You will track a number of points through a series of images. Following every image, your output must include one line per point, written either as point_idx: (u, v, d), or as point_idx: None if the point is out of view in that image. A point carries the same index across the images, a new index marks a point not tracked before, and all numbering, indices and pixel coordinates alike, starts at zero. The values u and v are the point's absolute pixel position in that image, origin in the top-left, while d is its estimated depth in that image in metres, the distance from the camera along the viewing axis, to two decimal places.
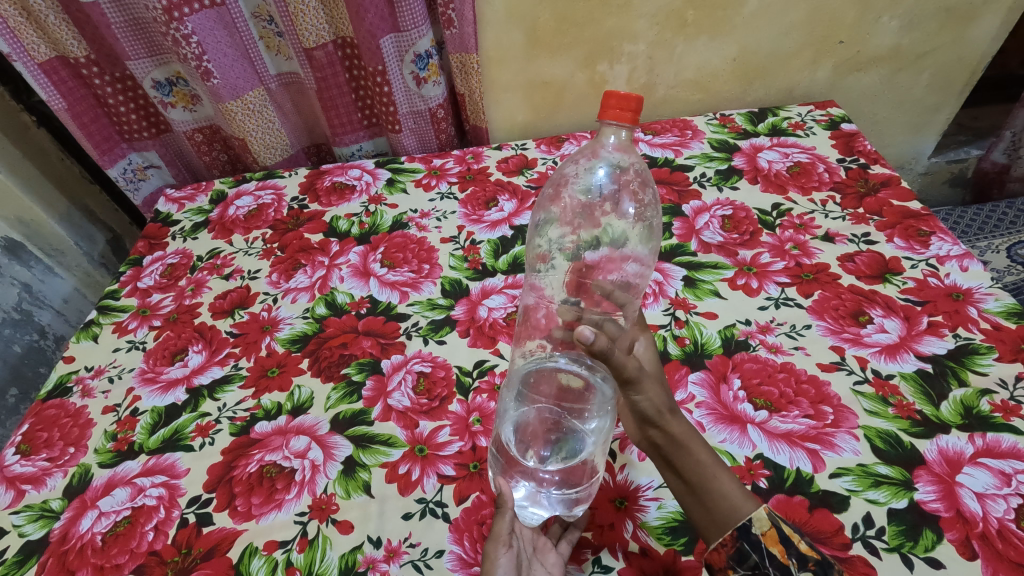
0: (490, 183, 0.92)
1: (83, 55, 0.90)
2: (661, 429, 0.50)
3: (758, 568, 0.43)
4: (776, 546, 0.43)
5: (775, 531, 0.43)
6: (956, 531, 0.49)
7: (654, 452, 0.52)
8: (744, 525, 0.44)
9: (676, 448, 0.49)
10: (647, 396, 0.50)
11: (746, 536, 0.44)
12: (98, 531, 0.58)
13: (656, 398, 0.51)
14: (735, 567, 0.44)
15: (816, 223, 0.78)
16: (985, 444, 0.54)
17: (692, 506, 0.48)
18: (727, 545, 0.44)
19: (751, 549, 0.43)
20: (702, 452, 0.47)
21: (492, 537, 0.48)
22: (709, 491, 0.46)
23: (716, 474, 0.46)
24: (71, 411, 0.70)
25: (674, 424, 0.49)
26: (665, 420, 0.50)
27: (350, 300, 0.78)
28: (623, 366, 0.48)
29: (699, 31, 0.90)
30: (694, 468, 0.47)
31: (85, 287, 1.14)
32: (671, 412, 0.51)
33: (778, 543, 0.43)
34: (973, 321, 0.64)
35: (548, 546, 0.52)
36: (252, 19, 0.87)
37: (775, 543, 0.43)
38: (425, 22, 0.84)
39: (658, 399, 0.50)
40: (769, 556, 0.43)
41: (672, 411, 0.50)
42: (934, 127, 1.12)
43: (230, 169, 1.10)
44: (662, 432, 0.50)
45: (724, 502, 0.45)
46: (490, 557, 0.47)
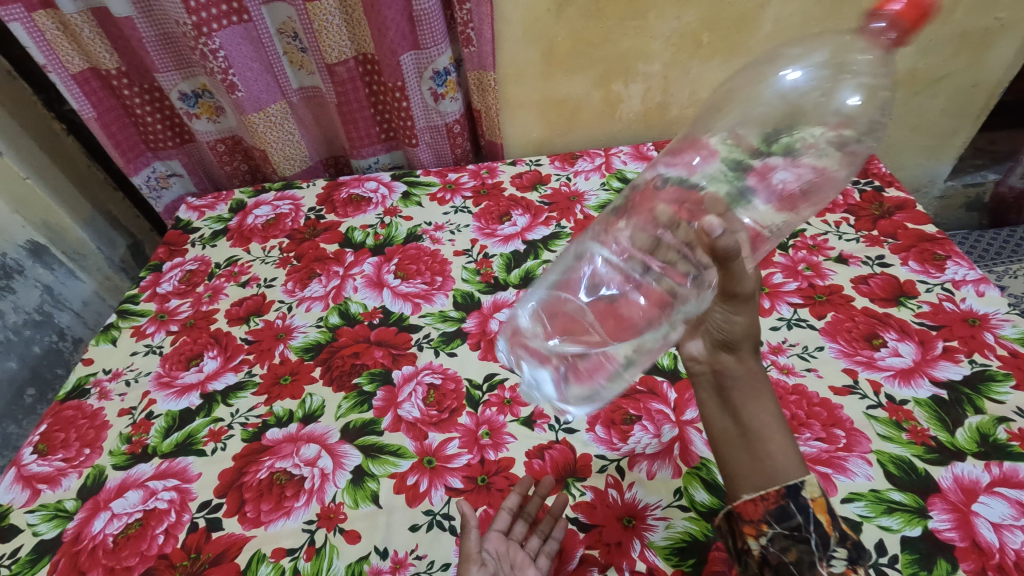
0: (504, 198, 0.93)
1: (114, 67, 0.93)
2: (730, 360, 0.51)
3: (797, 531, 0.42)
4: (823, 514, 0.42)
5: (823, 500, 0.42)
6: (971, 561, 0.48)
7: (710, 382, 0.52)
8: (793, 486, 0.43)
9: (745, 387, 0.49)
10: (743, 321, 0.49)
11: (794, 496, 0.43)
12: (110, 533, 0.60)
13: (743, 330, 0.50)
14: (772, 523, 0.42)
15: (829, 245, 0.77)
16: (1001, 473, 0.53)
17: (734, 451, 0.47)
18: (767, 500, 0.43)
19: (797, 511, 0.42)
20: (769, 401, 0.48)
21: (463, 558, 0.48)
22: (764, 442, 0.46)
23: (776, 433, 0.46)
24: (89, 413, 0.72)
25: (745, 362, 0.50)
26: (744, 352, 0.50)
27: (363, 310, 0.79)
28: (741, 279, 0.47)
29: (713, 53, 0.91)
30: (755, 412, 0.47)
31: (105, 290, 1.16)
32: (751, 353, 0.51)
33: (825, 512, 0.42)
34: (989, 347, 0.63)
35: (526, 560, 0.52)
36: (277, 35, 0.90)
37: (823, 511, 0.42)
38: (445, 40, 0.86)
39: (751, 332, 0.50)
40: (814, 521, 0.42)
41: (755, 353, 0.51)
42: (950, 150, 1.12)
43: (250, 178, 1.12)
44: (734, 364, 0.50)
45: (775, 459, 0.45)
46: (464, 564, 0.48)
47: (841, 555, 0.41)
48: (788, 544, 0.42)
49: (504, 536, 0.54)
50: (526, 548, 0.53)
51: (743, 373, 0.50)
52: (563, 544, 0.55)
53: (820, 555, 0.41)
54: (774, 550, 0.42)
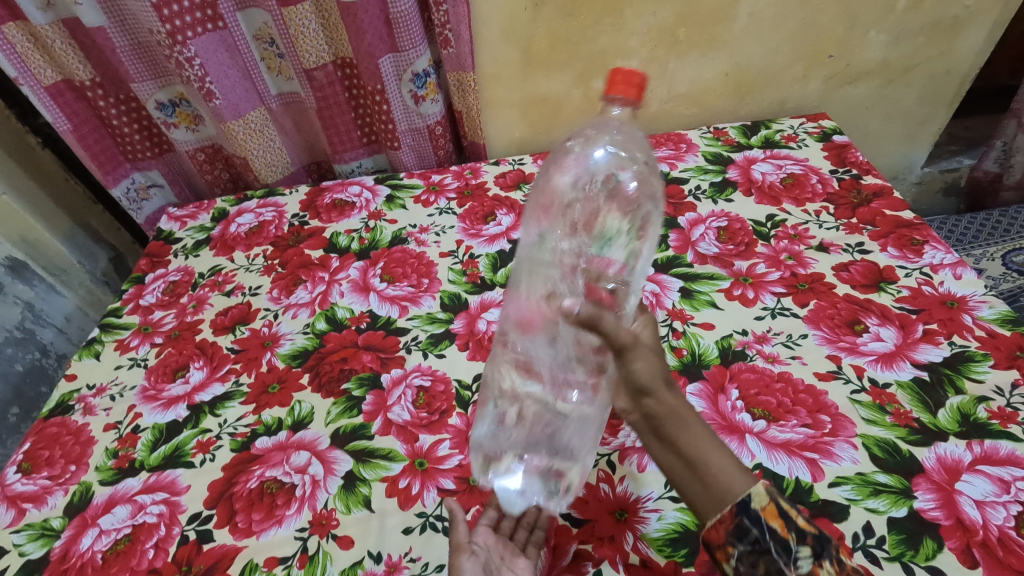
0: (488, 198, 0.93)
1: (88, 78, 0.92)
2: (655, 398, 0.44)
3: (758, 544, 0.38)
4: (776, 520, 0.38)
5: (774, 505, 0.39)
6: (956, 539, 0.49)
7: (643, 425, 0.45)
8: (742, 500, 0.39)
9: (672, 419, 0.43)
10: (643, 362, 0.44)
11: (746, 511, 0.39)
12: (99, 549, 0.59)
13: (652, 364, 0.44)
14: (734, 543, 0.39)
15: (810, 234, 0.78)
16: (983, 451, 0.54)
17: (685, 482, 0.42)
18: (725, 521, 0.40)
19: (751, 524, 0.38)
20: (698, 423, 0.42)
21: (454, 547, 0.50)
22: (706, 466, 0.41)
23: (713, 447, 0.41)
24: (74, 429, 0.71)
25: (670, 393, 0.44)
26: (660, 389, 0.43)
27: (350, 315, 0.79)
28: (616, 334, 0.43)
29: (691, 47, 0.91)
30: (691, 440, 0.42)
31: (88, 305, 1.15)
32: (667, 383, 0.45)
33: (778, 516, 0.38)
34: (968, 328, 0.65)
35: (515, 552, 0.53)
36: (253, 41, 0.89)
37: (775, 518, 0.38)
38: (423, 42, 0.86)
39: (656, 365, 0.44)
40: (770, 530, 0.38)
41: (667, 381, 0.44)
42: (926, 137, 1.14)
43: (232, 187, 1.11)
44: (658, 402, 0.43)
45: (723, 477, 0.40)
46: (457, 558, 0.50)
47: (806, 553, 0.38)
48: (755, 559, 0.38)
49: (493, 531, 0.55)
50: (515, 541, 0.54)
51: (669, 404, 0.43)
52: (557, 540, 0.55)
53: (785, 561, 0.38)
54: (744, 569, 0.39)
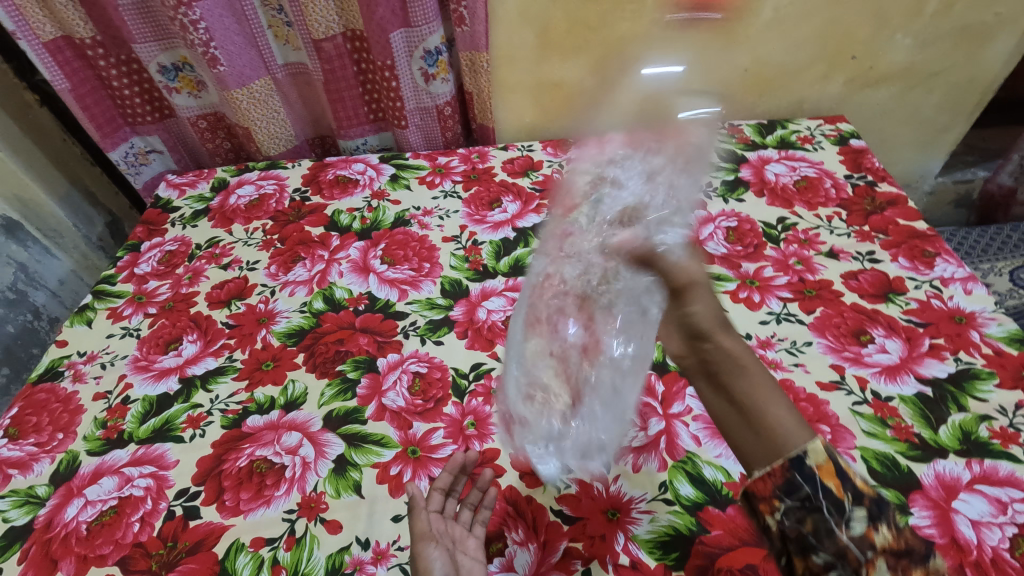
0: (494, 183, 0.92)
1: (89, 36, 0.89)
2: (721, 338, 0.44)
3: (810, 501, 0.37)
4: (832, 479, 0.37)
5: (831, 463, 0.38)
6: (949, 557, 0.49)
7: (697, 372, 0.45)
8: (797, 456, 0.38)
9: (730, 364, 0.43)
10: (701, 306, 0.46)
11: (799, 467, 0.38)
12: (84, 520, 0.58)
13: (709, 309, 0.46)
14: (782, 496, 0.37)
15: (820, 239, 0.77)
16: (982, 470, 0.54)
17: (738, 434, 0.41)
18: (775, 475, 0.38)
19: (804, 481, 0.37)
20: (757, 373, 0.42)
21: (421, 540, 0.49)
22: (763, 416, 0.40)
23: (770, 399, 0.41)
24: (62, 397, 0.69)
25: (728, 339, 0.44)
26: (719, 334, 0.44)
27: (348, 295, 0.77)
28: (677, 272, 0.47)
29: (712, 40, 0.89)
30: (749, 388, 0.41)
31: (83, 269, 1.13)
32: (724, 327, 0.45)
33: (834, 476, 0.37)
34: (975, 345, 0.64)
35: (464, 533, 0.53)
36: (261, 7, 0.86)
37: (832, 477, 0.37)
38: (437, 18, 0.83)
39: (714, 311, 0.45)
40: (824, 489, 0.37)
41: (726, 326, 0.45)
42: (943, 146, 1.12)
43: (233, 157, 1.09)
44: (717, 348, 0.44)
45: (784, 428, 0.39)
46: (422, 556, 0.48)
47: (860, 515, 0.36)
48: (802, 515, 0.37)
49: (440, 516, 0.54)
50: (461, 522, 0.54)
51: (732, 348, 0.44)
52: (547, 536, 0.54)
53: (837, 521, 0.36)
54: (790, 524, 0.37)
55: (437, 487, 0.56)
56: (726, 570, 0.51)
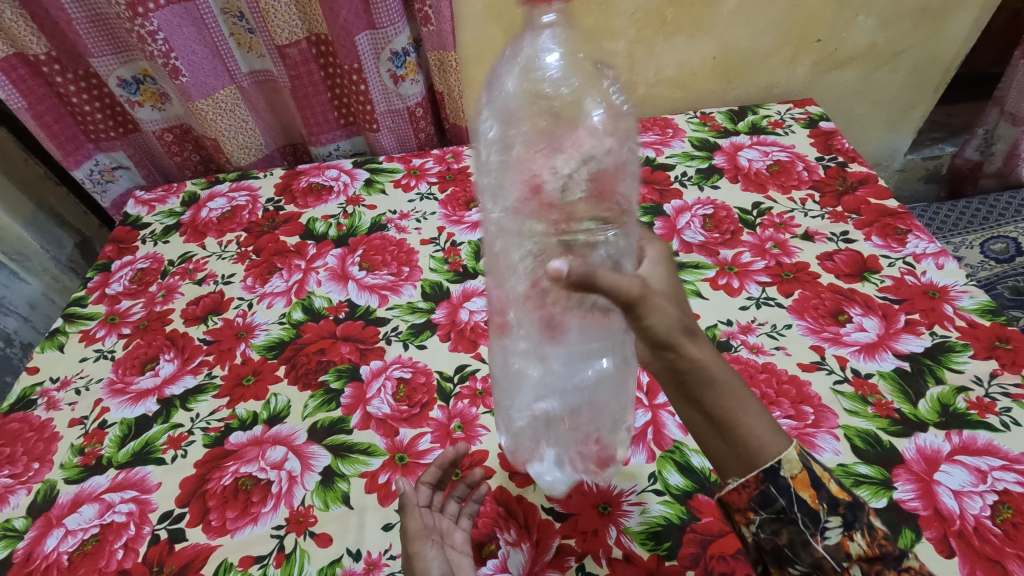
0: (470, 183, 0.91)
1: (43, 52, 0.86)
2: (688, 348, 0.43)
3: (784, 513, 0.39)
4: (806, 490, 0.39)
5: (806, 474, 0.39)
6: (934, 529, 0.50)
7: (666, 378, 0.45)
8: (772, 468, 0.39)
9: (699, 375, 0.42)
10: (660, 316, 0.43)
11: (774, 478, 0.39)
12: (65, 550, 0.57)
13: (669, 318, 0.44)
14: (757, 509, 0.40)
15: (795, 222, 0.78)
16: (961, 441, 0.55)
17: (710, 440, 0.43)
18: (749, 487, 0.40)
19: (778, 494, 0.39)
20: (727, 383, 0.42)
21: (415, 537, 0.50)
22: (735, 427, 0.41)
23: (743, 411, 0.41)
24: (35, 425, 0.67)
25: (695, 348, 0.43)
26: (683, 342, 0.43)
27: (327, 304, 0.76)
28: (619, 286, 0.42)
29: (678, 30, 0.89)
30: (717, 401, 0.42)
31: (54, 292, 1.10)
32: (689, 334, 0.43)
33: (809, 487, 0.39)
34: (949, 318, 0.65)
35: (451, 525, 0.54)
36: (221, 15, 0.84)
37: (805, 487, 0.39)
38: (402, 19, 0.82)
39: (673, 318, 0.43)
40: (799, 501, 0.39)
41: (689, 333, 0.43)
42: (910, 124, 1.14)
43: (203, 169, 1.06)
44: (681, 356, 0.43)
45: (756, 440, 0.40)
46: (419, 554, 0.49)
47: (836, 524, 0.38)
48: (778, 527, 0.39)
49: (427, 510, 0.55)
50: (448, 515, 0.55)
51: (699, 356, 0.43)
52: (540, 535, 0.54)
53: (812, 532, 0.38)
54: (766, 536, 0.40)
55: (425, 482, 0.57)
56: (717, 556, 0.51)
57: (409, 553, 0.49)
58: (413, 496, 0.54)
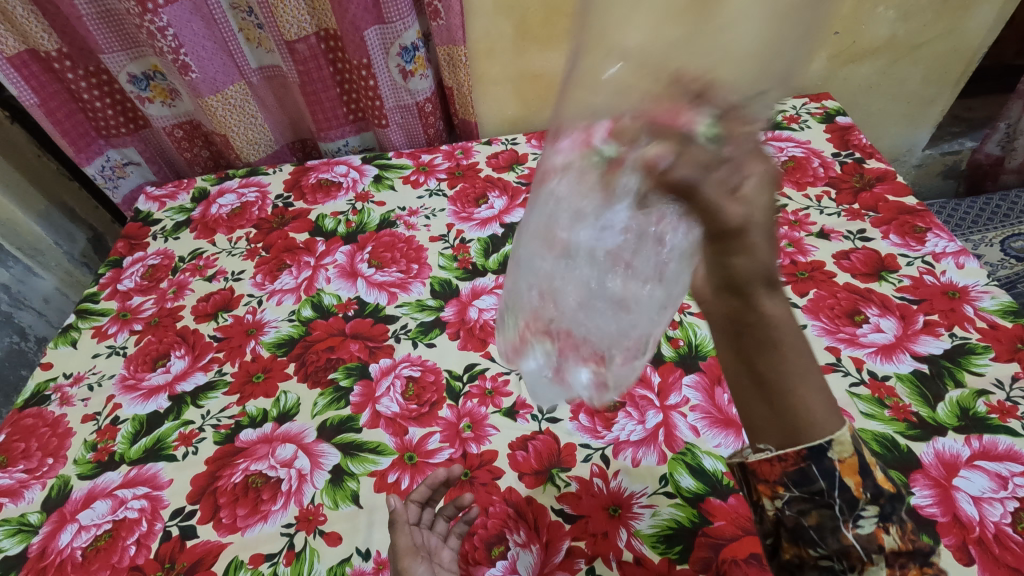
0: (480, 179, 0.90)
1: (54, 49, 0.86)
2: (764, 303, 0.35)
3: (819, 495, 0.36)
4: (852, 476, 0.36)
5: (854, 460, 0.36)
6: (952, 535, 0.49)
7: (724, 323, 0.36)
8: (819, 447, 0.35)
9: (764, 334, 0.35)
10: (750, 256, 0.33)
11: (818, 458, 0.35)
12: (78, 546, 0.57)
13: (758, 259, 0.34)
14: (790, 487, 0.36)
15: (810, 220, 0.76)
16: (981, 446, 0.54)
17: (750, 403, 0.37)
18: (787, 461, 0.36)
19: (820, 475, 0.36)
20: (795, 352, 0.35)
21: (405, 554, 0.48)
22: (789, 395, 0.35)
23: (806, 384, 0.35)
24: (50, 421, 0.68)
25: (772, 301, 0.35)
26: (761, 295, 0.35)
27: (337, 301, 0.76)
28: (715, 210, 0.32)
29: None
30: (784, 369, 0.35)
31: (68, 286, 1.11)
32: (770, 284, 0.35)
33: (854, 473, 0.36)
34: (969, 319, 0.63)
35: (439, 543, 0.53)
36: (230, 10, 0.84)
37: (851, 473, 0.36)
38: (411, 13, 0.82)
39: (763, 263, 0.34)
40: (840, 486, 0.36)
41: (771, 285, 0.35)
42: (929, 118, 1.11)
43: (213, 165, 1.06)
44: (753, 308, 0.35)
45: (811, 416, 0.36)
46: (407, 571, 0.48)
47: (871, 514, 0.36)
48: (807, 508, 0.36)
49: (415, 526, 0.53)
50: (436, 532, 0.54)
51: (776, 314, 0.35)
52: (549, 536, 0.54)
53: (845, 518, 0.36)
54: (790, 514, 0.37)
55: (413, 500, 0.55)
56: (730, 561, 0.50)
57: (398, 567, 0.49)
58: (404, 513, 0.53)
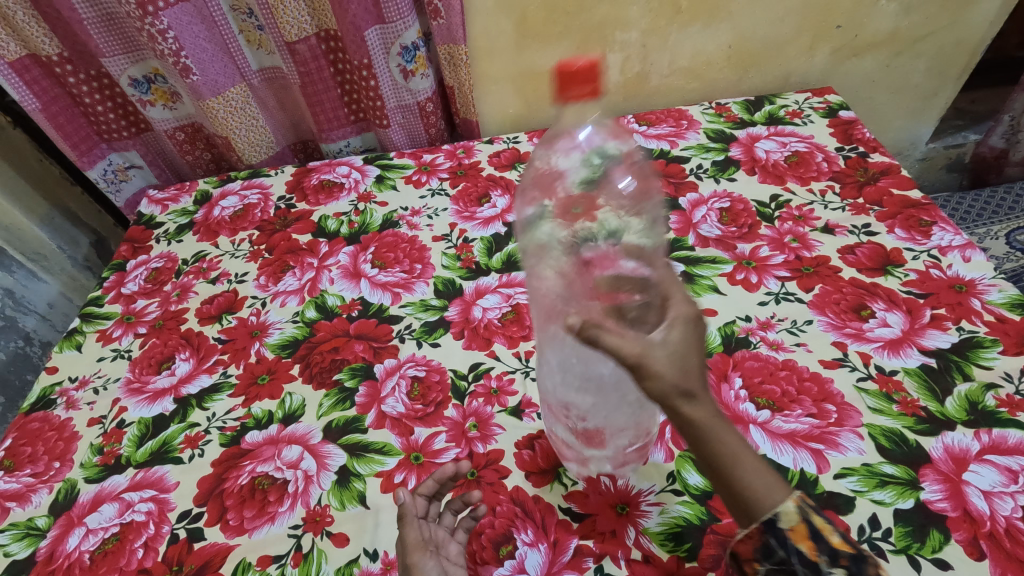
0: (482, 178, 0.90)
1: (55, 53, 0.86)
2: (682, 413, 0.38)
3: (784, 564, 0.38)
4: (804, 541, 0.37)
5: (804, 526, 0.37)
6: (963, 531, 0.48)
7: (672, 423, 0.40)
8: (770, 521, 0.37)
9: (695, 436, 0.38)
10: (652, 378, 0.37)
11: (773, 530, 0.37)
12: (86, 549, 0.57)
13: (666, 374, 0.37)
14: (761, 560, 0.38)
15: (815, 215, 0.76)
16: (991, 440, 0.53)
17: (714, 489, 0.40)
18: (752, 539, 0.38)
19: (778, 545, 0.37)
20: (726, 443, 0.37)
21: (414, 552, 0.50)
22: (733, 483, 0.38)
23: (745, 468, 0.37)
24: (56, 424, 0.68)
25: (692, 408, 0.37)
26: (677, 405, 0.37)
27: (340, 302, 0.76)
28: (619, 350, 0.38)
29: (693, 18, 0.87)
30: (721, 458, 0.37)
31: (71, 291, 1.11)
32: (688, 391, 0.37)
33: (807, 538, 0.37)
34: (977, 313, 0.63)
35: (446, 537, 0.54)
36: (230, 12, 0.84)
37: (804, 539, 0.37)
38: (411, 13, 0.81)
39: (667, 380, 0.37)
40: (796, 552, 0.37)
41: (685, 394, 0.37)
42: (932, 112, 1.11)
43: (214, 168, 1.06)
44: (685, 413, 0.38)
45: (757, 492, 0.37)
46: (417, 566, 0.49)
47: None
48: None
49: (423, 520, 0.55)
50: (444, 526, 0.55)
51: (698, 419, 0.38)
52: (557, 535, 0.54)
53: None
54: None
55: (420, 493, 0.56)
56: None
57: (407, 563, 0.50)
58: (412, 507, 0.54)
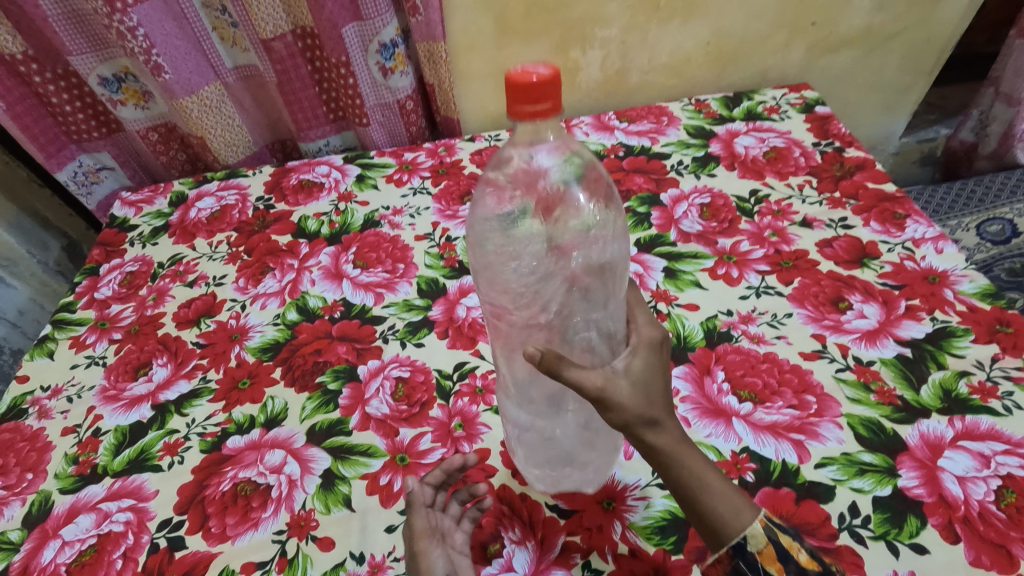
0: (464, 176, 0.89)
1: (20, 51, 0.83)
2: (649, 440, 0.42)
3: None
4: (774, 565, 0.40)
5: (772, 548, 0.40)
6: (939, 515, 0.50)
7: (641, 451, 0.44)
8: (739, 544, 0.40)
9: (659, 460, 0.42)
10: (616, 410, 0.41)
11: (743, 554, 0.40)
12: (62, 562, 0.56)
13: (630, 404, 0.42)
14: None
15: (793, 209, 0.77)
16: (964, 426, 0.55)
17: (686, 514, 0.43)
18: (722, 562, 0.41)
19: (748, 568, 0.40)
20: (691, 464, 0.41)
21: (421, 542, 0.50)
22: (699, 506, 0.41)
23: (708, 489, 0.41)
24: (28, 434, 0.66)
25: (655, 434, 0.42)
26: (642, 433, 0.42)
27: (322, 303, 0.75)
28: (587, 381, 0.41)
29: (671, 15, 0.88)
30: (685, 480, 0.41)
31: (42, 297, 1.08)
32: (649, 420, 0.42)
33: (776, 561, 0.40)
34: (949, 303, 0.65)
35: (452, 526, 0.54)
36: (203, 9, 0.82)
37: (772, 562, 0.40)
38: (389, 9, 0.80)
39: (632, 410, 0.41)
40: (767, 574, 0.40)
41: (647, 422, 0.42)
42: (905, 107, 1.13)
43: (190, 169, 1.04)
44: (652, 438, 0.42)
45: (724, 516, 0.40)
46: (424, 555, 0.50)
47: None
48: None
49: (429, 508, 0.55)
50: (450, 514, 0.55)
51: (662, 444, 0.42)
52: (545, 532, 0.54)
53: None
54: None
55: (428, 482, 0.56)
56: None
57: (413, 552, 0.50)
58: (421, 495, 0.53)
